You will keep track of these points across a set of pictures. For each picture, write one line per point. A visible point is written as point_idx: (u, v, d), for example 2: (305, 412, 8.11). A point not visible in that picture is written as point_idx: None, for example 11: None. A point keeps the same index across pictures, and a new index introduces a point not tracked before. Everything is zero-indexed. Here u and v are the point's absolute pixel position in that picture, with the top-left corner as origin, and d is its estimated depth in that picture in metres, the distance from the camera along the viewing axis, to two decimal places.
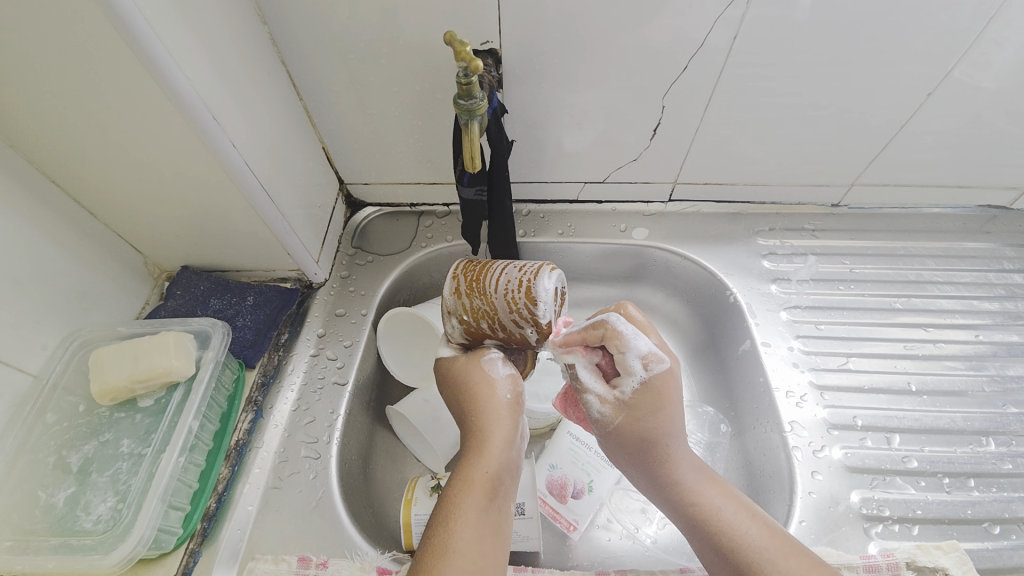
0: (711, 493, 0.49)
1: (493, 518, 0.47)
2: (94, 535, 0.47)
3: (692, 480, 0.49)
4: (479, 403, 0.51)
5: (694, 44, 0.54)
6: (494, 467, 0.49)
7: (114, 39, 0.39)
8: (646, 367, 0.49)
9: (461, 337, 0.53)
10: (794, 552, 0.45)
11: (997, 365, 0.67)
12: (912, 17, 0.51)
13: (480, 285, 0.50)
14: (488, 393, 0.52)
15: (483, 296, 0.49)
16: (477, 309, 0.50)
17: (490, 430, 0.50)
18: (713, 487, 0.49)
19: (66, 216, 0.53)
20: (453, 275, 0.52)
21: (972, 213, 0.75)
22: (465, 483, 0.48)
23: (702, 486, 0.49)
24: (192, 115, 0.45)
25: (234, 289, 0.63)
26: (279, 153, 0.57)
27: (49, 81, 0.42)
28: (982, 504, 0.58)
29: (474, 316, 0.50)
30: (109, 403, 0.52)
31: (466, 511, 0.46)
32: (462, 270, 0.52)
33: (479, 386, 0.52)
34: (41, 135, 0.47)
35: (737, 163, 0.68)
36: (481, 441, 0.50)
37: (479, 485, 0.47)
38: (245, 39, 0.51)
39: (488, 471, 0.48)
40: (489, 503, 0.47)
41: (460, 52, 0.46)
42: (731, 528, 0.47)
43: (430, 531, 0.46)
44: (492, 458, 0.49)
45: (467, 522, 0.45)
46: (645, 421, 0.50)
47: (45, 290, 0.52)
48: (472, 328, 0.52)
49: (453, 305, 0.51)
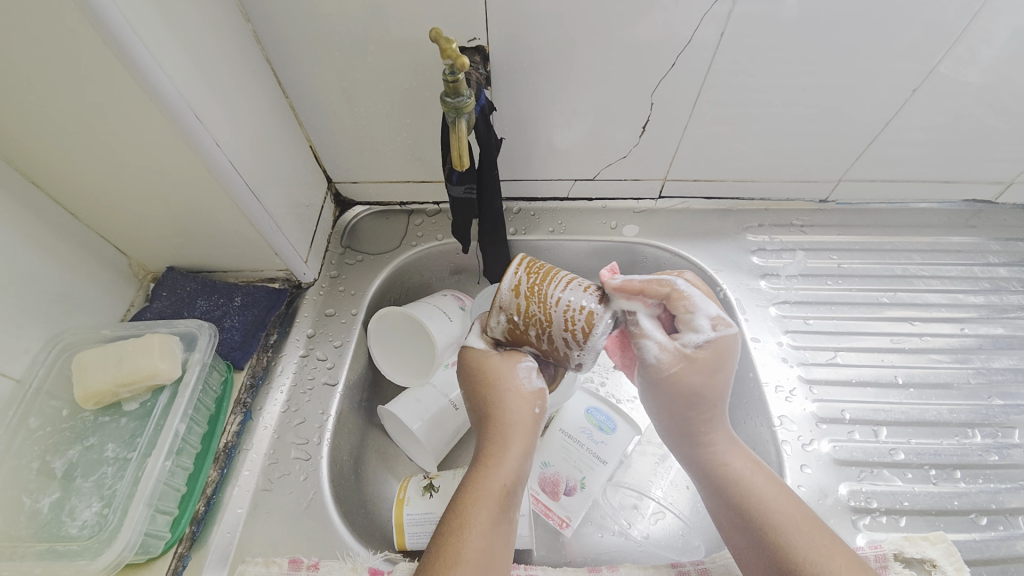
0: (741, 463, 0.51)
1: (504, 528, 0.48)
2: (80, 541, 0.46)
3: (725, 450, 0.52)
4: (505, 410, 0.52)
5: (682, 39, 0.54)
6: (511, 479, 0.49)
7: (94, 38, 0.39)
8: (714, 328, 0.50)
9: (501, 334, 0.52)
10: (814, 527, 0.47)
11: (983, 357, 0.67)
12: (898, 13, 0.51)
13: (542, 292, 0.49)
14: (516, 403, 0.52)
15: (542, 305, 0.49)
16: (532, 314, 0.49)
17: (511, 440, 0.51)
18: (743, 459, 0.52)
19: (47, 217, 0.52)
20: (516, 270, 0.50)
21: (958, 207, 0.75)
22: (482, 492, 0.48)
23: (732, 456, 0.52)
24: (175, 114, 0.44)
25: (221, 290, 0.63)
26: (264, 151, 0.57)
27: (29, 80, 0.42)
28: (968, 495, 0.59)
29: (524, 319, 0.50)
30: (93, 406, 0.51)
31: (478, 517, 0.47)
32: (525, 269, 0.50)
33: (509, 393, 0.53)
34: (22, 135, 0.46)
35: (726, 160, 0.69)
36: (502, 448, 0.51)
37: (496, 493, 0.48)
38: (228, 37, 0.50)
39: (505, 480, 0.49)
40: (503, 514, 0.48)
41: (447, 49, 0.46)
42: (758, 497, 0.49)
43: (442, 533, 0.46)
44: (510, 468, 0.50)
45: (480, 528, 0.46)
46: (693, 384, 0.51)
47: (27, 293, 0.51)
48: (516, 330, 0.51)
49: (508, 302, 0.50)
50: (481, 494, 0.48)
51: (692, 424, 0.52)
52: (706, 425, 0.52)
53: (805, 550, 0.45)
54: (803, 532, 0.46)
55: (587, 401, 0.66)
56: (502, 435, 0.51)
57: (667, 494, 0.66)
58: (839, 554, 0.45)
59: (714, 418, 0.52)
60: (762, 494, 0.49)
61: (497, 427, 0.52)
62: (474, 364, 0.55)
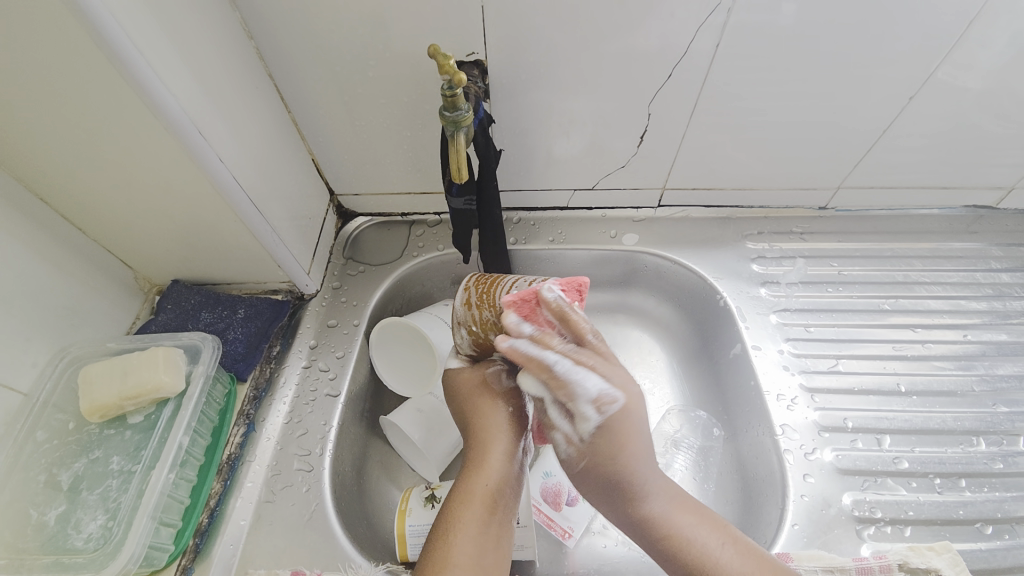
0: (685, 525, 0.50)
1: (493, 530, 0.49)
2: (85, 553, 0.47)
3: (665, 514, 0.50)
4: (482, 417, 0.55)
5: (678, 50, 0.55)
6: (496, 481, 0.51)
7: (99, 59, 0.40)
8: (599, 411, 0.50)
9: (470, 349, 0.57)
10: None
11: (987, 364, 0.67)
12: (893, 21, 0.52)
13: (489, 297, 0.54)
14: (492, 408, 0.55)
15: (491, 308, 0.54)
16: (486, 320, 0.54)
17: (491, 443, 0.53)
18: (686, 517, 0.50)
19: (54, 233, 0.53)
20: (465, 286, 0.56)
21: (959, 213, 0.75)
22: (465, 497, 0.50)
23: (674, 519, 0.50)
24: (179, 131, 0.45)
25: (225, 303, 0.64)
26: (267, 165, 0.58)
27: (37, 101, 0.43)
28: (974, 504, 0.58)
29: (481, 327, 0.55)
30: (98, 419, 0.52)
31: (466, 522, 0.48)
32: (474, 284, 0.56)
33: (484, 400, 0.56)
34: (31, 154, 0.47)
35: (725, 168, 0.69)
36: (484, 452, 0.53)
37: (481, 497, 0.50)
38: (231, 55, 0.52)
39: (489, 483, 0.51)
40: (489, 517, 0.49)
41: (444, 65, 0.47)
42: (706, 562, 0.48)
43: (434, 539, 0.48)
44: (494, 470, 0.52)
45: (467, 533, 0.48)
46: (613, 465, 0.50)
47: (35, 307, 0.52)
48: (480, 339, 0.56)
49: (464, 316, 0.56)
50: (464, 499, 0.50)
51: (618, 501, 0.51)
52: (636, 497, 0.50)
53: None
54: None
55: None
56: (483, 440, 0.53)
57: None
58: None
59: (644, 488, 0.50)
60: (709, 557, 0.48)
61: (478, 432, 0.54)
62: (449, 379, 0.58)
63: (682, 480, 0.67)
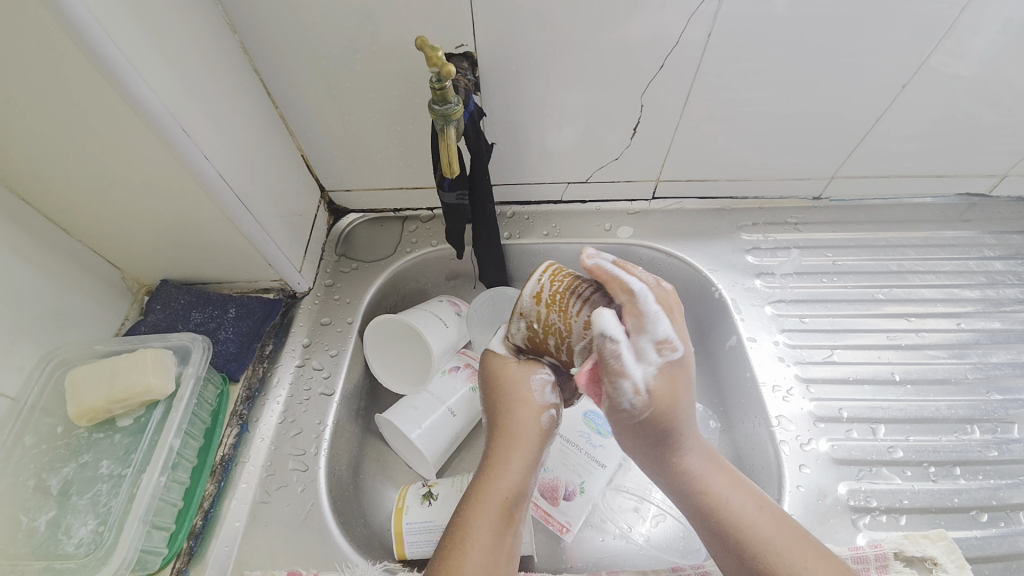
0: (717, 486, 0.49)
1: (506, 542, 0.47)
2: (76, 558, 0.46)
3: (701, 477, 0.50)
4: (513, 421, 0.52)
5: (670, 40, 0.54)
6: (512, 489, 0.49)
7: (76, 56, 0.39)
8: (660, 353, 0.47)
9: (521, 341, 0.52)
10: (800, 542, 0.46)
11: (980, 352, 0.67)
12: (886, 8, 0.51)
13: (565, 302, 0.47)
14: (526, 415, 0.52)
15: (562, 314, 0.47)
16: (551, 324, 0.48)
17: (517, 451, 0.51)
18: (724, 481, 0.50)
19: (38, 234, 0.52)
20: (540, 277, 0.48)
21: (952, 201, 0.75)
22: (482, 504, 0.48)
23: (709, 479, 0.50)
24: (162, 129, 0.44)
25: (215, 302, 0.63)
26: (255, 162, 0.57)
27: (14, 100, 0.42)
28: (968, 492, 0.59)
29: (542, 327, 0.48)
30: (86, 423, 0.51)
31: (477, 523, 0.47)
32: (550, 275, 0.48)
33: (520, 404, 0.52)
34: (11, 154, 0.46)
35: (719, 159, 0.69)
36: (503, 457, 0.50)
37: (497, 500, 0.48)
38: (215, 50, 0.51)
39: (507, 488, 0.49)
40: (505, 528, 0.48)
41: (432, 57, 0.46)
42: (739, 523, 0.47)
43: (446, 540, 0.47)
44: (511, 476, 0.49)
45: (479, 531, 0.46)
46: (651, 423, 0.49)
47: (21, 310, 0.51)
48: (535, 339, 0.50)
49: (528, 309, 0.49)
50: (483, 506, 0.48)
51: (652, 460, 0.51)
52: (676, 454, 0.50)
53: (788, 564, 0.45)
54: (791, 544, 0.46)
55: (585, 405, 0.66)
56: (506, 442, 0.51)
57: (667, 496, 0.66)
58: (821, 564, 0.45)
59: (681, 449, 0.50)
60: (742, 518, 0.47)
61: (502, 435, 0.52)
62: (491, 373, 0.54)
63: None
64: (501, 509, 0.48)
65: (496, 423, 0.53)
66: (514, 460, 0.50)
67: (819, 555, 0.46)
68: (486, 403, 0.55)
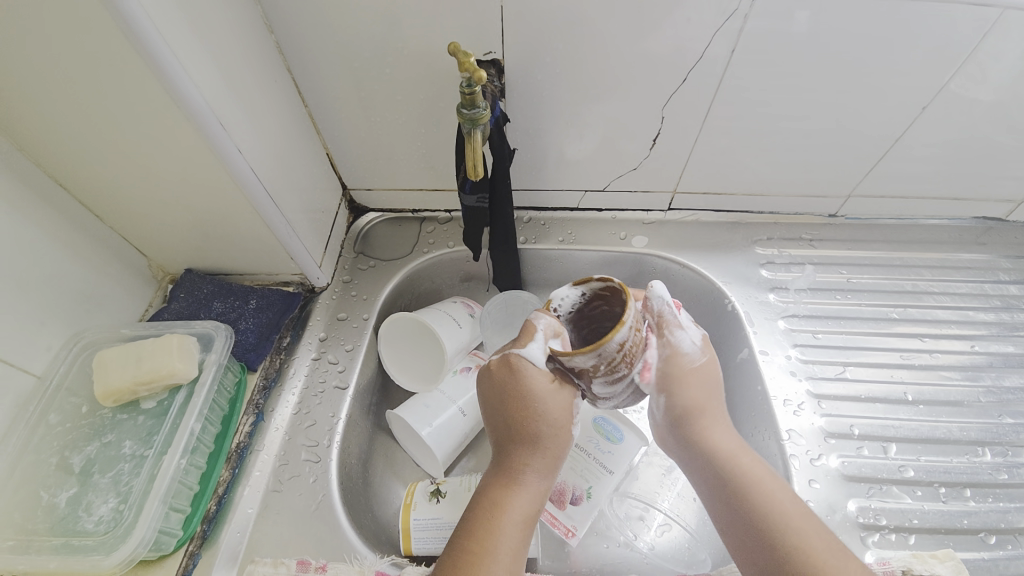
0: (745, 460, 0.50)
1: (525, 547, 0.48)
2: (95, 536, 0.47)
3: (727, 453, 0.50)
4: (546, 437, 0.51)
5: (694, 55, 0.55)
6: (538, 501, 0.49)
7: (124, 48, 0.40)
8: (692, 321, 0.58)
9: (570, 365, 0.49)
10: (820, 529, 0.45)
11: (993, 375, 0.67)
12: (908, 31, 0.52)
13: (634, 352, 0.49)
14: (558, 434, 0.52)
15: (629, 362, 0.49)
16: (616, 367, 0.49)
17: (544, 467, 0.51)
18: (748, 456, 0.50)
19: (71, 218, 0.54)
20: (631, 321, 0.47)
21: (968, 224, 0.75)
22: (512, 511, 0.47)
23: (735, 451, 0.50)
24: (200, 122, 0.46)
25: (237, 293, 0.64)
26: (284, 158, 0.58)
27: (61, 86, 0.43)
28: (978, 514, 0.59)
29: (606, 368, 0.49)
30: (111, 404, 0.53)
31: (507, 527, 0.46)
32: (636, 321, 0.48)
33: (557, 424, 0.52)
34: (53, 139, 0.48)
35: (737, 173, 0.69)
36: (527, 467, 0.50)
37: (524, 508, 0.48)
38: (253, 48, 0.52)
39: (533, 496, 0.49)
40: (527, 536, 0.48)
41: (465, 62, 0.47)
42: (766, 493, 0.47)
43: (469, 541, 0.45)
44: (540, 487, 0.50)
45: (510, 535, 0.46)
46: (691, 390, 0.53)
47: (51, 292, 0.53)
48: (588, 372, 0.49)
49: (607, 351, 0.47)
50: (513, 514, 0.47)
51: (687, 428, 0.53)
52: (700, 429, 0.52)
53: (804, 537, 0.44)
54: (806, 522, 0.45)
55: (595, 411, 0.67)
56: (531, 452, 0.51)
57: (674, 505, 0.66)
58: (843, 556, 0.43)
59: (708, 424, 0.52)
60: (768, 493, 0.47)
61: (528, 443, 0.51)
62: (531, 388, 0.51)
63: (687, 484, 0.67)
64: (528, 517, 0.48)
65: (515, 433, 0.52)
66: (538, 471, 0.51)
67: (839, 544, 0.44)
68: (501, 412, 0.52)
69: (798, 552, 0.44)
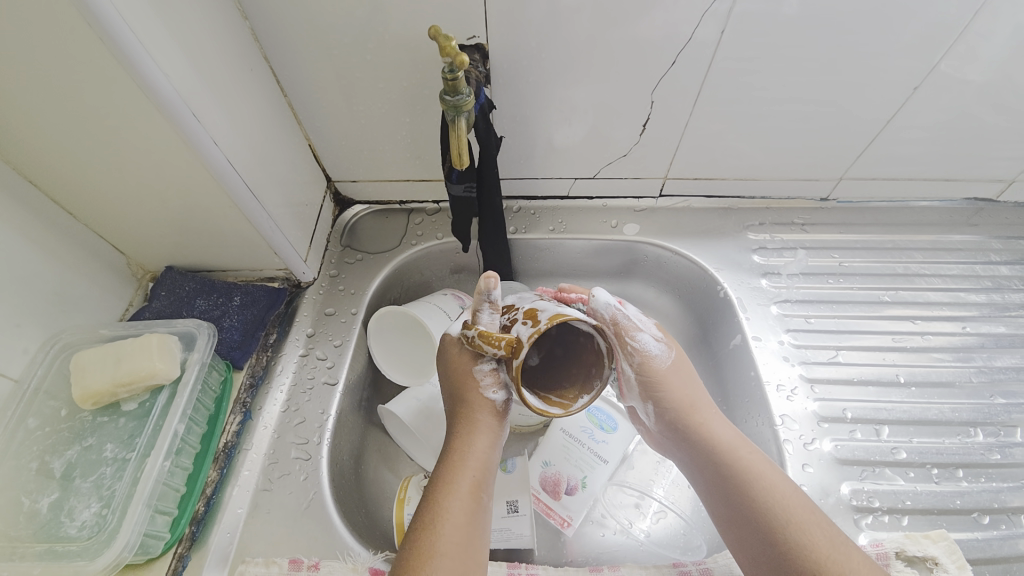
0: (743, 454, 0.51)
1: (478, 517, 0.47)
2: (79, 541, 0.46)
3: (727, 446, 0.52)
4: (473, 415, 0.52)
5: (682, 38, 0.54)
6: (480, 469, 0.50)
7: (87, 36, 0.38)
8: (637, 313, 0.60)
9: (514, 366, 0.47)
10: (812, 515, 0.47)
11: (985, 356, 0.67)
12: (899, 11, 0.51)
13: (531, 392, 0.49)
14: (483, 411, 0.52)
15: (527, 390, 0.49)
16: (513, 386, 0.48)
17: (476, 441, 0.51)
18: (749, 449, 0.52)
19: (44, 217, 0.52)
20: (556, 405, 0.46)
21: (959, 206, 0.75)
22: (452, 485, 0.48)
23: (738, 445, 0.52)
24: (172, 112, 0.44)
25: (220, 290, 0.63)
26: (262, 150, 0.56)
27: (23, 78, 0.41)
28: (970, 494, 0.59)
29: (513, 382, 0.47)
30: (91, 407, 0.51)
31: (454, 510, 0.46)
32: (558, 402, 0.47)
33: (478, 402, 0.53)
34: (22, 136, 0.46)
35: (727, 158, 0.68)
36: (466, 442, 0.51)
37: (468, 484, 0.48)
38: (227, 38, 0.50)
39: (476, 471, 0.49)
40: (475, 505, 0.48)
41: (446, 47, 0.46)
42: (764, 485, 0.48)
43: (417, 520, 0.46)
44: (477, 461, 0.50)
45: (460, 515, 0.46)
46: (674, 388, 0.56)
47: (24, 293, 0.51)
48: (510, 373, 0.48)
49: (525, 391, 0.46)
50: (449, 487, 0.48)
51: (685, 421, 0.55)
52: (697, 423, 0.54)
53: (802, 526, 0.46)
54: (807, 514, 0.46)
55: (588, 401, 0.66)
56: (473, 423, 0.52)
57: (669, 493, 0.66)
58: (836, 540, 0.45)
59: (702, 419, 0.54)
60: (767, 483, 0.48)
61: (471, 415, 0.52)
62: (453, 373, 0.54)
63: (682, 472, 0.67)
64: (473, 487, 0.48)
65: (456, 411, 0.53)
66: (483, 442, 0.51)
67: (836, 532, 0.45)
68: (448, 382, 0.55)
69: (799, 537, 0.45)
